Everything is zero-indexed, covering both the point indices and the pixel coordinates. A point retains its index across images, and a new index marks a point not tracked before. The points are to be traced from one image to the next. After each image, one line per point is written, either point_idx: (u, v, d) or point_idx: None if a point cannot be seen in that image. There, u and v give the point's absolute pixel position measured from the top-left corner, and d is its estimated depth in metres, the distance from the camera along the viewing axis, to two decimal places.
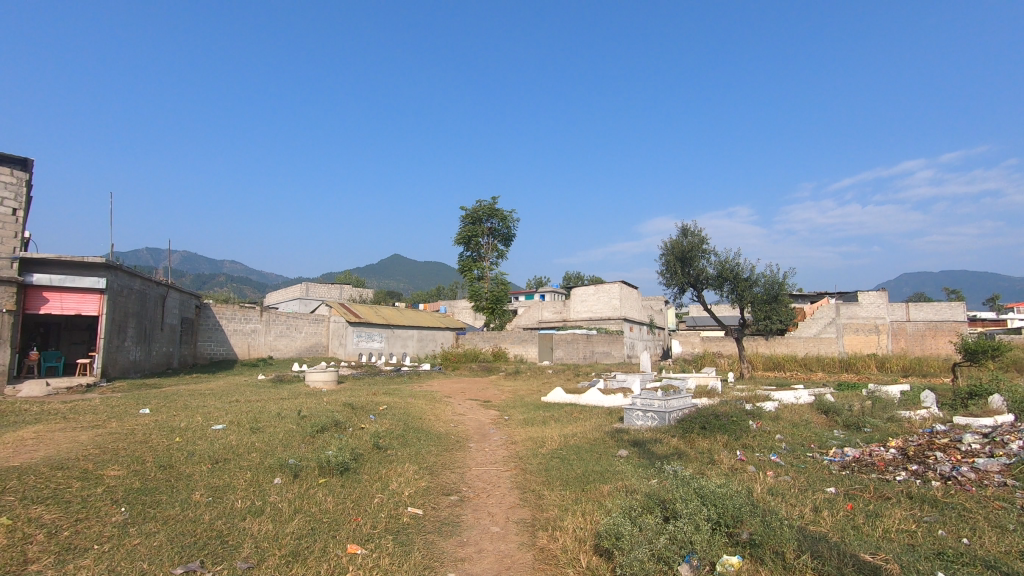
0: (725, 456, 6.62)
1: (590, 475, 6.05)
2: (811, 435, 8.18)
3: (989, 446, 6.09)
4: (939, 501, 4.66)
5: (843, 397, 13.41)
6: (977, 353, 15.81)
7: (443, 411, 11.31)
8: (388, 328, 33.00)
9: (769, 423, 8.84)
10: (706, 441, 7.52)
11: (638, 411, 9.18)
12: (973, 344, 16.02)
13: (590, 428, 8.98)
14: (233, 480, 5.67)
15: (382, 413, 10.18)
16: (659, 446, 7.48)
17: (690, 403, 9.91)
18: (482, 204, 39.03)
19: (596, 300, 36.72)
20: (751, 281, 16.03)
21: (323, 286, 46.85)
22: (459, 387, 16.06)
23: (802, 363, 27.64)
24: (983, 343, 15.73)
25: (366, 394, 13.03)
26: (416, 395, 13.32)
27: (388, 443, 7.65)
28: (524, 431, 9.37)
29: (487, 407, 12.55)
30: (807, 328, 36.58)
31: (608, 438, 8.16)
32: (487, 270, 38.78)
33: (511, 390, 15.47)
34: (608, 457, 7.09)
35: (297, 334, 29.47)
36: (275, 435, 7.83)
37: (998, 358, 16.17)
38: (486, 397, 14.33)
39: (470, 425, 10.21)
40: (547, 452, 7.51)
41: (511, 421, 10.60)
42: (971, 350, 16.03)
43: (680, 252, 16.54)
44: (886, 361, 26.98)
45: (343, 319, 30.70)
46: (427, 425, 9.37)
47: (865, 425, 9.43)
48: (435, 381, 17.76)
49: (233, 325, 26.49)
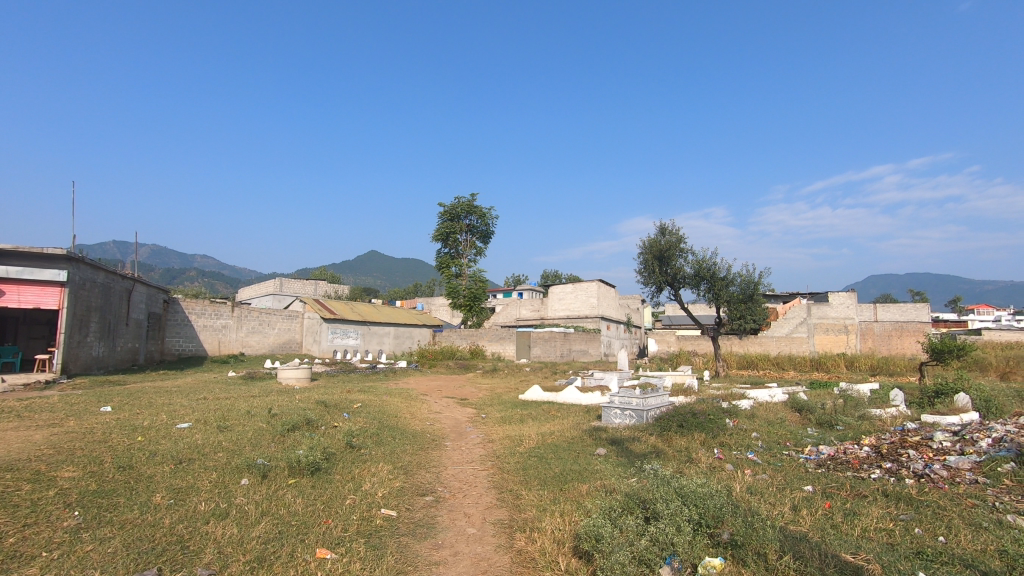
0: (704, 455, 6.61)
1: (568, 475, 5.96)
2: (786, 433, 8.24)
3: (959, 443, 6.17)
4: (914, 500, 4.69)
5: (815, 395, 13.62)
6: (943, 352, 16.22)
7: (420, 409, 11.12)
8: (363, 325, 32.54)
9: (746, 421, 8.88)
10: (683, 439, 7.51)
11: (616, 409, 9.13)
12: (939, 344, 16.43)
13: (568, 426, 8.91)
14: (197, 481, 5.42)
15: (356, 411, 9.96)
16: (637, 445, 7.45)
17: (667, 401, 9.91)
18: (461, 201, 38.75)
19: (574, 299, 36.79)
20: (728, 280, 16.16)
21: (297, 282, 46.04)
22: (435, 385, 15.87)
23: (775, 362, 28.14)
24: (949, 343, 16.15)
25: (340, 392, 12.76)
26: (391, 393, 13.07)
27: (362, 442, 7.45)
28: (502, 429, 9.26)
29: (464, 405, 12.37)
30: (780, 327, 37.28)
31: (586, 437, 8.09)
32: (465, 267, 38.54)
33: (488, 388, 15.35)
34: (586, 455, 7.02)
35: (270, 330, 28.83)
36: (244, 434, 7.55)
37: (963, 357, 16.63)
38: (463, 394, 14.13)
39: (446, 423, 10.02)
40: (525, 451, 7.40)
41: (488, 420, 10.47)
42: (938, 350, 16.44)
43: (658, 251, 16.60)
44: (855, 359, 27.60)
45: (317, 315, 30.14)
46: (402, 424, 9.18)
47: (838, 423, 9.56)
48: (411, 379, 17.50)
49: (202, 321, 25.75)
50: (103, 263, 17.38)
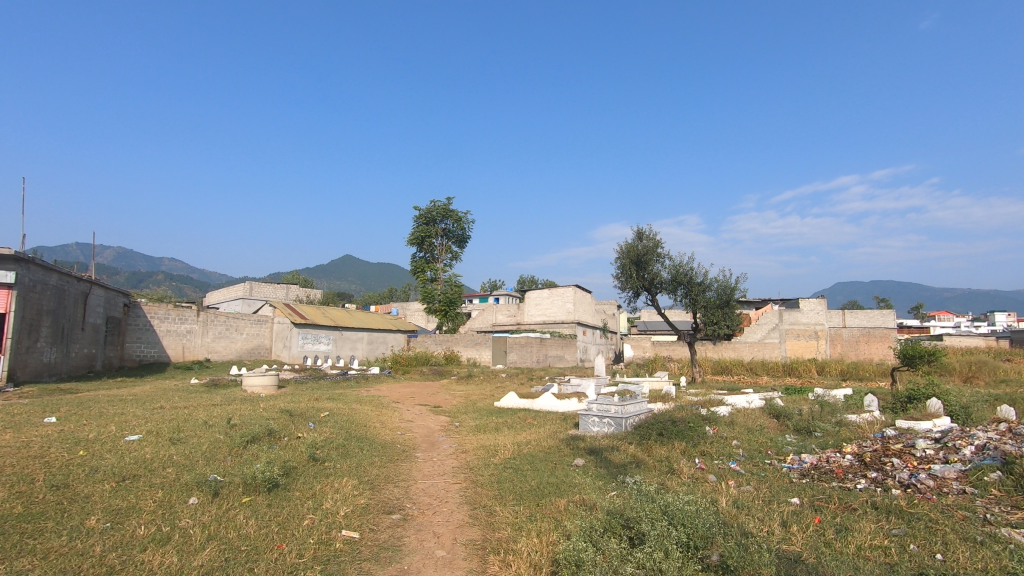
0: (685, 465, 6.37)
1: (545, 488, 5.64)
2: (766, 441, 8.08)
3: (942, 451, 6.05)
4: (904, 512, 4.51)
5: (791, 401, 13.60)
6: (915, 358, 16.43)
7: (390, 417, 10.68)
8: (336, 330, 31.78)
9: (726, 429, 8.70)
10: (663, 448, 7.28)
11: (594, 417, 8.87)
12: (911, 349, 16.66)
13: (544, 435, 8.61)
14: (140, 501, 4.94)
15: (323, 420, 9.48)
16: (616, 454, 7.18)
17: (646, 408, 9.69)
18: (436, 204, 38.29)
19: (551, 304, 36.60)
20: (705, 285, 16.12)
21: (268, 286, 44.87)
22: (408, 392, 15.42)
23: (749, 367, 28.38)
24: (920, 349, 16.37)
25: (307, 399, 12.24)
26: (362, 401, 12.58)
27: (327, 454, 7.00)
28: (476, 438, 8.91)
29: (438, 413, 11.97)
30: (753, 333, 37.73)
31: (563, 446, 7.80)
32: (440, 271, 38.05)
33: (463, 395, 14.95)
34: (563, 466, 6.72)
35: (237, 335, 27.88)
36: (199, 446, 7.03)
37: (933, 363, 16.87)
38: (436, 402, 13.71)
39: (418, 432, 9.61)
40: (499, 462, 7.06)
41: (461, 428, 10.09)
42: (910, 355, 16.66)
43: (635, 256, 16.47)
44: (826, 365, 28.00)
45: (288, 320, 29.30)
46: (371, 434, 8.74)
47: (816, 429, 9.48)
48: (383, 386, 16.99)
49: (166, 326, 24.73)
50: (57, 265, 16.49)
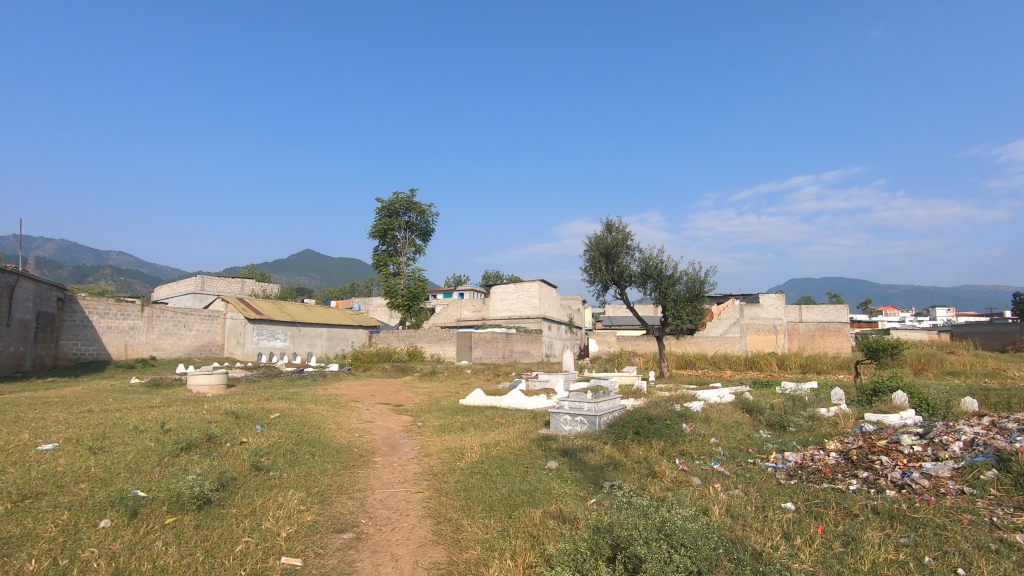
0: (666, 467, 5.93)
1: (517, 498, 5.09)
2: (745, 438, 7.75)
3: (931, 447, 5.78)
4: (908, 518, 4.15)
5: (759, 394, 13.51)
6: (878, 351, 16.76)
7: (348, 418, 9.94)
8: (293, 326, 30.50)
9: (702, 426, 8.34)
10: (641, 448, 6.85)
11: (566, 415, 8.38)
12: (875, 342, 17.00)
13: (514, 435, 8.07)
14: (37, 527, 4.13)
15: (272, 423, 8.68)
16: (592, 456, 6.70)
17: (619, 405, 9.27)
18: (399, 196, 37.22)
19: (516, 299, 36.12)
20: (674, 279, 15.88)
21: (222, 281, 42.82)
22: (369, 390, 14.65)
23: (712, 361, 28.64)
24: (883, 342, 16.70)
25: (257, 400, 11.35)
26: (318, 400, 11.77)
27: (272, 463, 6.26)
28: (440, 439, 8.30)
29: (400, 412, 11.28)
30: (715, 327, 38.22)
31: (534, 448, 7.28)
32: (403, 265, 37.06)
33: (426, 393, 14.29)
34: (535, 470, 6.20)
35: (186, 331, 26.36)
36: (123, 456, 6.18)
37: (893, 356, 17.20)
38: (399, 400, 13.01)
39: (378, 434, 8.92)
40: (466, 467, 6.48)
41: (425, 429, 9.45)
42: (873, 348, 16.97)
43: (604, 248, 16.10)
44: (786, 359, 28.47)
45: (241, 315, 27.90)
46: (326, 437, 8.02)
47: (789, 424, 9.28)
48: (342, 383, 16.12)
49: (106, 322, 23.09)
50: None
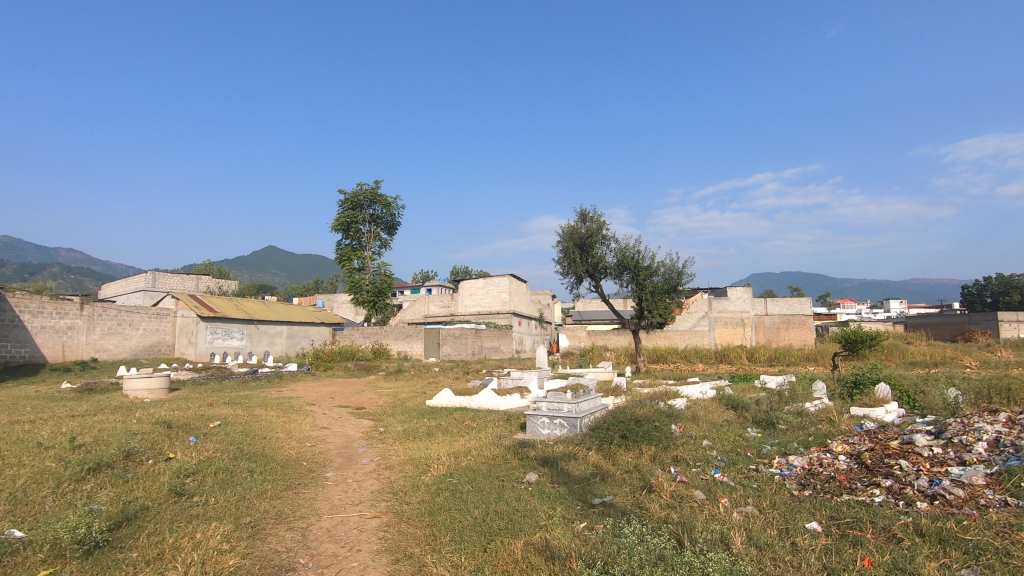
0: (661, 478, 5.16)
1: (493, 524, 4.25)
2: (738, 440, 7.11)
3: (952, 450, 5.18)
4: (960, 541, 3.47)
5: (740, 389, 13.08)
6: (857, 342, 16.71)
7: (300, 425, 8.89)
8: (250, 323, 28.92)
9: (692, 426, 7.68)
10: (630, 454, 6.10)
11: (543, 418, 7.58)
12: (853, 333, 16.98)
13: (486, 441, 7.24)
14: None
15: (210, 433, 7.60)
16: (575, 465, 5.93)
17: (600, 405, 8.53)
18: (364, 188, 35.84)
19: (485, 294, 35.22)
20: (651, 270, 15.25)
21: (175, 277, 40.52)
22: (328, 392, 13.58)
23: (683, 355, 28.40)
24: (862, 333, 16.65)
25: (199, 406, 10.19)
26: (269, 405, 10.65)
27: (200, 484, 5.24)
28: (403, 448, 7.41)
29: (360, 417, 10.27)
30: (684, 321, 38.28)
31: (510, 457, 6.43)
32: (368, 260, 35.70)
33: (390, 393, 13.31)
34: (513, 485, 5.38)
35: (132, 331, 24.55)
36: (9, 482, 5.03)
37: (867, 347, 17.06)
38: (360, 403, 11.98)
39: (332, 443, 7.92)
40: (432, 482, 5.61)
41: (388, 435, 8.49)
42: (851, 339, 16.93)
43: (578, 239, 15.38)
44: (755, 351, 28.42)
45: (193, 313, 26.15)
46: (271, 449, 7.01)
47: (779, 422, 8.76)
48: (299, 385, 14.93)
49: (40, 321, 21.18)
50: None
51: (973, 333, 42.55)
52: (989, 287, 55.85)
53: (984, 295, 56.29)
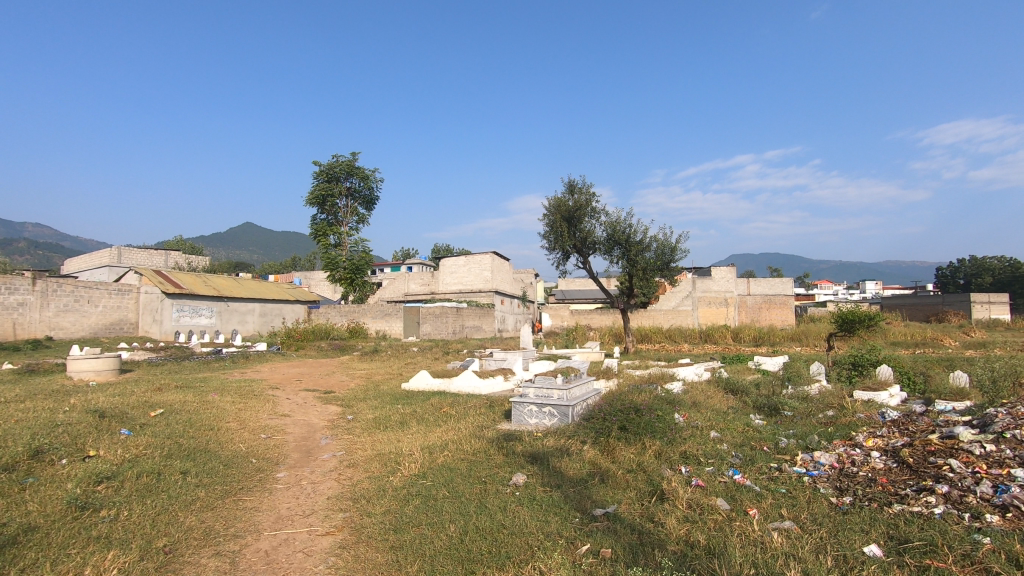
0: (674, 482, 4.36)
1: (474, 549, 3.41)
2: (748, 430, 6.38)
3: (1008, 446, 4.45)
4: None
5: (734, 371, 12.48)
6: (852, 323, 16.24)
7: (257, 412, 7.91)
8: (220, 300, 27.55)
9: (695, 414, 6.93)
10: (632, 450, 5.32)
11: (530, 406, 6.76)
12: (850, 314, 16.46)
13: (466, 433, 6.40)
14: None
15: (147, 425, 6.60)
16: (569, 464, 5.12)
17: (593, 389, 7.72)
18: (340, 160, 34.22)
19: (466, 272, 34.22)
20: (643, 245, 14.39)
21: (142, 253, 38.70)
22: (296, 374, 12.60)
23: (668, 334, 27.88)
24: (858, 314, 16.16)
25: (146, 390, 9.15)
26: (225, 389, 9.65)
27: (115, 491, 4.29)
28: (372, 440, 6.52)
29: (328, 402, 9.35)
30: (667, 301, 37.84)
31: (493, 452, 5.58)
32: (345, 235, 34.31)
33: (364, 375, 12.39)
34: (496, 491, 4.53)
35: (91, 308, 23.09)
36: None
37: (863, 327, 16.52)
38: (329, 386, 11.04)
39: (291, 434, 6.99)
40: (401, 486, 4.74)
41: (356, 424, 7.58)
42: (847, 320, 16.44)
43: (566, 212, 14.47)
44: (740, 331, 28.03)
45: (157, 290, 24.71)
46: (217, 442, 6.07)
47: (785, 409, 8.11)
48: (265, 366, 13.88)
49: None
50: None
51: (946, 314, 42.94)
52: (962, 269, 56.56)
53: (957, 277, 57.09)
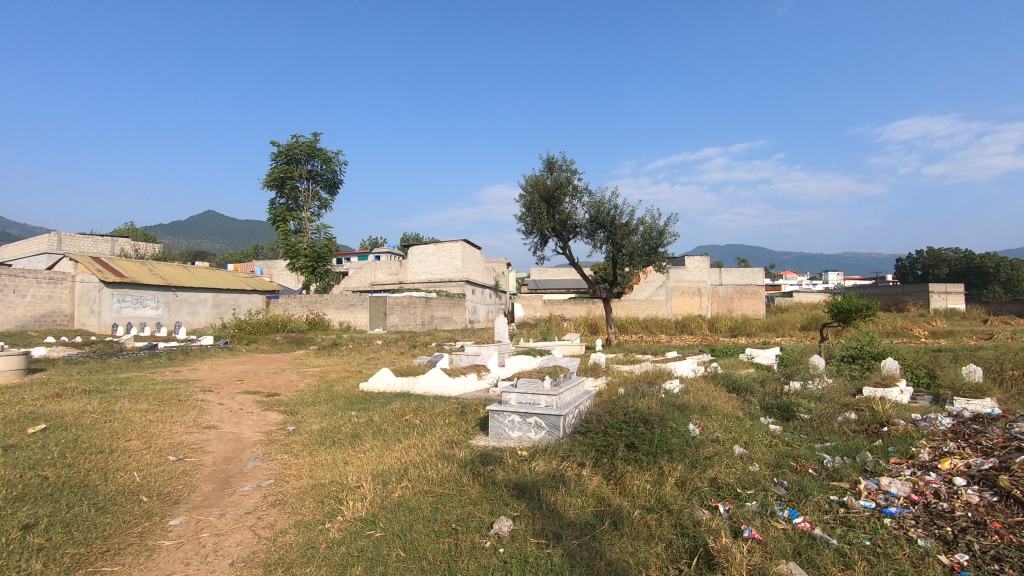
0: (719, 533, 3.17)
1: None
2: (776, 444, 5.23)
3: None
4: None
5: (728, 365, 11.50)
6: (850, 313, 14.81)
7: (172, 424, 6.39)
8: (167, 290, 25.38)
9: (707, 422, 5.75)
10: (647, 478, 4.11)
11: (511, 416, 5.51)
12: (846, 303, 14.96)
13: (432, 453, 5.09)
14: None
15: (12, 449, 5.05)
16: (568, 501, 3.86)
17: (584, 392, 6.49)
18: (300, 141, 32.04)
19: (436, 260, 32.65)
20: (629, 228, 13.22)
21: (85, 240, 35.78)
22: (239, 373, 11.01)
23: (644, 325, 26.99)
24: (856, 303, 14.70)
25: (41, 397, 7.48)
26: (144, 394, 8.05)
27: None
28: (312, 463, 5.15)
29: (268, 408, 7.88)
30: (641, 291, 37.04)
31: (468, 483, 4.29)
32: (306, 221, 32.28)
33: (317, 374, 10.88)
34: (471, 553, 3.23)
35: (17, 299, 20.82)
36: None
37: (867, 318, 15.16)
38: (273, 387, 9.51)
39: (212, 456, 5.54)
40: (338, 545, 3.40)
41: (297, 438, 6.16)
42: (844, 310, 14.97)
43: (545, 191, 13.21)
44: (716, 321, 27.31)
45: (95, 278, 22.46)
46: (100, 474, 4.58)
47: (801, 412, 7.07)
48: (204, 364, 12.20)
49: None
50: None
51: (905, 303, 43.52)
52: (919, 261, 57.81)
53: (915, 268, 58.31)
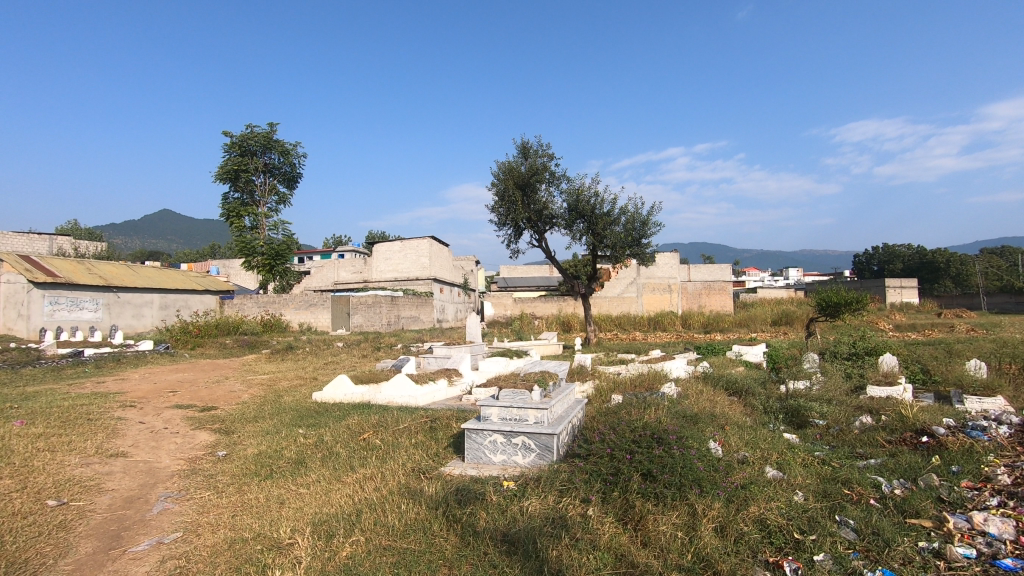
0: None
1: None
2: (812, 463, 4.34)
3: None
4: None
5: (719, 363, 10.70)
6: (837, 307, 14.23)
7: (67, 454, 5.09)
8: (107, 290, 23.28)
9: (724, 436, 4.82)
10: (676, 522, 3.14)
11: (493, 436, 4.47)
12: (833, 297, 14.38)
13: (392, 486, 3.99)
14: None
15: None
16: (578, 560, 2.85)
17: (575, 401, 5.50)
18: (255, 131, 30.16)
19: (402, 258, 31.29)
20: (611, 218, 12.33)
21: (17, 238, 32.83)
22: (174, 383, 9.59)
23: (617, 323, 26.27)
24: (844, 296, 14.12)
25: None
26: (46, 413, 6.65)
27: None
28: (238, 504, 4.01)
29: (199, 427, 6.61)
30: (612, 287, 36.43)
31: (442, 533, 3.25)
32: (262, 216, 30.41)
33: (265, 383, 9.57)
34: None
35: None
36: None
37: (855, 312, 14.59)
38: (211, 400, 8.18)
39: (110, 496, 4.32)
40: None
41: (226, 468, 4.96)
42: (832, 304, 14.40)
43: (519, 178, 12.23)
44: (689, 318, 26.83)
45: (22, 278, 20.29)
46: None
47: (816, 417, 6.22)
48: (135, 373, 10.71)
49: None
50: None
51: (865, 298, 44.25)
52: (875, 257, 59.28)
53: (872, 264, 59.76)
